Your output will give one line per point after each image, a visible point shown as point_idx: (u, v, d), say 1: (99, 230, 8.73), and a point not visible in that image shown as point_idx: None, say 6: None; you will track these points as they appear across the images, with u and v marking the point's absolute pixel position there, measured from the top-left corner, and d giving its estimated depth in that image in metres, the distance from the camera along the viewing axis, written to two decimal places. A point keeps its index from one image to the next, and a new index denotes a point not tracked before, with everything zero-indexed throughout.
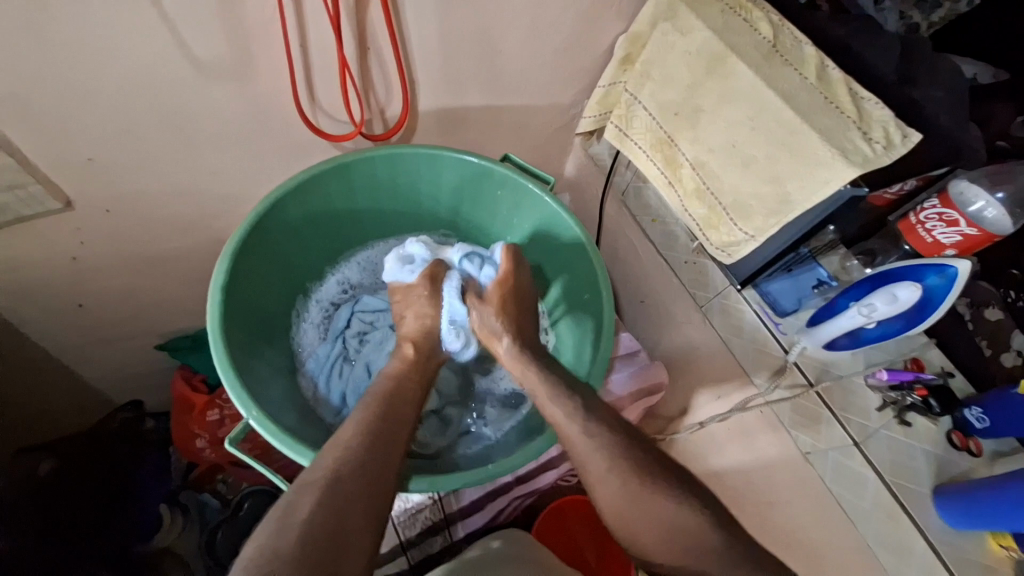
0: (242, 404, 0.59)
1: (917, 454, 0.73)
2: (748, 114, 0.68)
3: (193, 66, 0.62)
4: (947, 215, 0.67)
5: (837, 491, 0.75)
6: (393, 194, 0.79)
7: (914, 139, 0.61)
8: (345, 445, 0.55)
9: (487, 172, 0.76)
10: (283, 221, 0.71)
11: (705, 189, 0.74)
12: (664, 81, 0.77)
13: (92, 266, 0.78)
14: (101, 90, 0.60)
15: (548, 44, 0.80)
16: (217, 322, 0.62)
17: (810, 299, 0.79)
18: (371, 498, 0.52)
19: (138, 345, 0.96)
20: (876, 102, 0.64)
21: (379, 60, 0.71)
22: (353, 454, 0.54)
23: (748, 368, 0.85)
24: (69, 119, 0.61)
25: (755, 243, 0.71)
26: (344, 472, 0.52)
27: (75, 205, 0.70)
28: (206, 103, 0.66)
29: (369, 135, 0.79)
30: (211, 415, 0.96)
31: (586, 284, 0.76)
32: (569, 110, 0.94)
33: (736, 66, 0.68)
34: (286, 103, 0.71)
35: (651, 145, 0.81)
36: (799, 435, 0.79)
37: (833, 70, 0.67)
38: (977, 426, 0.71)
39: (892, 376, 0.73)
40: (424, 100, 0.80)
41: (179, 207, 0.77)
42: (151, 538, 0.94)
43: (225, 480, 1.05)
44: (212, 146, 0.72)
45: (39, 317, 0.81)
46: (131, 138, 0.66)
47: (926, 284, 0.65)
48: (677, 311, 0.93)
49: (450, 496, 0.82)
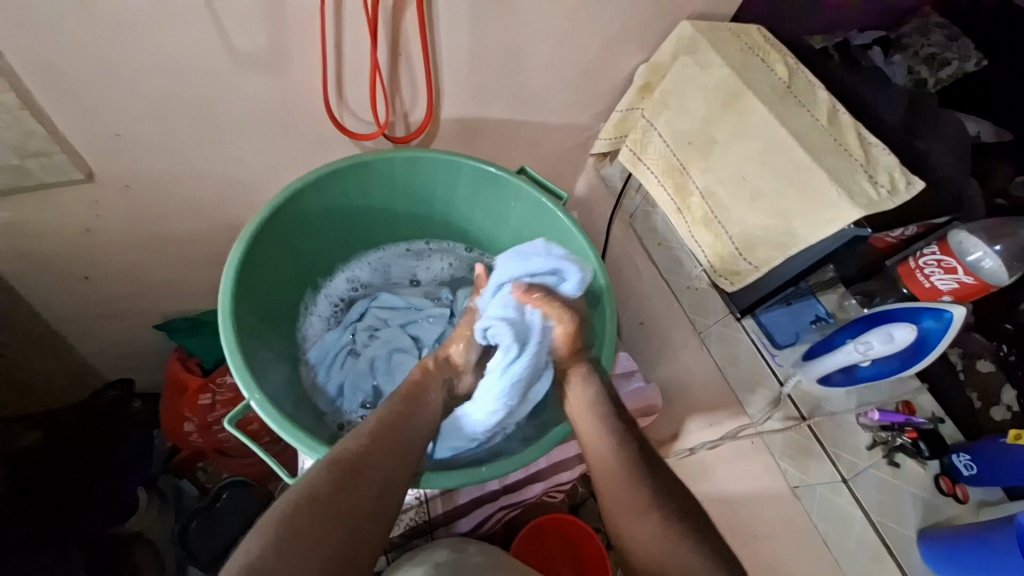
0: (244, 385, 0.60)
1: (905, 496, 0.73)
2: (760, 149, 0.70)
3: (229, 53, 0.64)
4: (946, 262, 0.69)
5: (823, 527, 0.75)
6: (410, 196, 0.81)
7: (917, 187, 0.64)
8: (362, 440, 0.56)
9: (504, 182, 0.78)
10: (302, 210, 0.73)
11: (713, 217, 0.76)
12: (680, 110, 0.79)
13: (105, 239, 0.79)
14: (137, 68, 0.62)
15: (571, 66, 0.83)
16: (229, 304, 0.63)
17: (808, 333, 0.81)
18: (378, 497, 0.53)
19: (138, 323, 0.96)
20: (883, 149, 0.67)
21: (409, 65, 0.74)
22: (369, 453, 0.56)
23: (742, 398, 0.85)
24: (104, 92, 0.63)
25: (759, 273, 0.73)
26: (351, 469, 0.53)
27: (96, 176, 0.71)
28: (237, 90, 0.68)
29: (391, 137, 0.81)
30: (202, 399, 0.95)
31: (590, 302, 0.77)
32: (585, 132, 0.96)
33: (751, 103, 0.71)
34: (314, 98, 0.73)
35: (663, 171, 0.83)
36: (789, 468, 0.79)
37: (844, 115, 0.70)
38: (965, 472, 0.72)
39: (883, 417, 0.74)
40: (446, 109, 0.82)
41: (195, 189, 0.78)
42: (126, 520, 0.94)
43: (205, 469, 1.11)
44: (236, 133, 0.73)
45: (45, 285, 0.81)
46: (159, 117, 0.68)
47: (922, 326, 0.67)
48: (676, 336, 0.94)
49: (436, 500, 0.80)
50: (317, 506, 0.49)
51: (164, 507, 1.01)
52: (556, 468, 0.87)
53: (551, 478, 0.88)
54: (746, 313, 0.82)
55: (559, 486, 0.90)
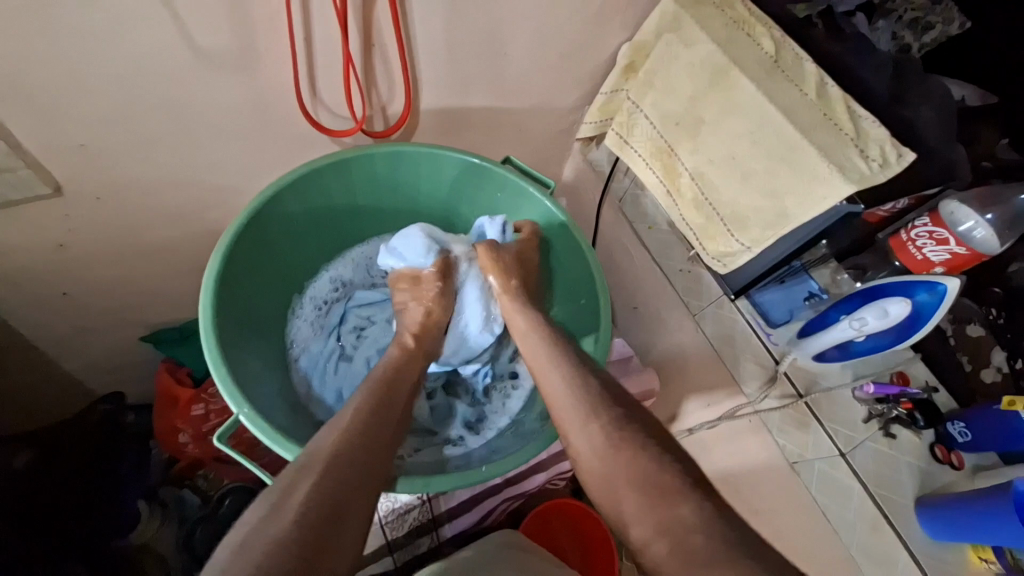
0: (233, 401, 0.58)
1: (901, 466, 0.74)
2: (748, 128, 0.69)
3: (194, 53, 0.61)
4: (937, 234, 0.68)
5: (822, 500, 0.77)
6: (393, 192, 0.79)
7: (907, 160, 0.63)
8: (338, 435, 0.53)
9: (489, 174, 0.76)
10: (281, 213, 0.70)
11: (703, 198, 0.75)
12: (666, 90, 0.77)
13: (79, 253, 0.76)
14: (97, 75, 0.59)
15: (552, 49, 0.81)
16: (210, 317, 0.61)
17: (801, 310, 0.80)
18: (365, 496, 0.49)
19: (123, 336, 0.94)
20: (873, 120, 0.66)
21: (383, 56, 0.71)
22: (347, 450, 0.51)
23: (738, 376, 0.86)
24: (64, 102, 0.60)
25: (751, 254, 0.72)
26: (330, 469, 0.49)
27: (65, 190, 0.68)
28: (206, 92, 0.65)
29: (370, 132, 0.79)
30: (195, 410, 0.94)
31: (584, 291, 0.77)
32: (570, 116, 0.94)
33: (738, 79, 0.69)
34: (286, 95, 0.70)
35: (650, 153, 0.82)
36: (787, 444, 0.80)
37: (833, 88, 0.68)
38: (959, 439, 0.73)
39: (878, 390, 0.75)
40: (426, 100, 0.80)
41: (171, 197, 0.76)
42: (128, 534, 0.92)
43: (206, 475, 1.02)
44: (208, 136, 0.71)
45: (22, 304, 0.79)
46: (126, 124, 0.65)
47: (916, 300, 0.66)
48: (671, 319, 0.94)
49: (438, 499, 0.81)
50: (295, 522, 0.43)
51: (166, 518, 0.98)
52: (558, 458, 0.87)
53: (554, 468, 0.88)
54: (740, 294, 0.82)
55: (562, 475, 0.90)
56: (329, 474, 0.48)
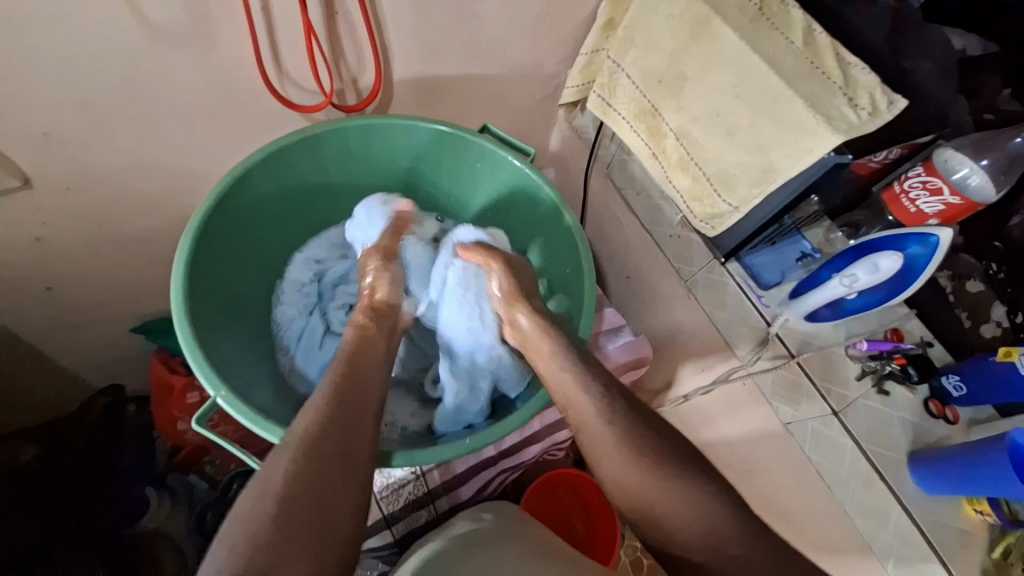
0: (210, 384, 0.58)
1: (894, 422, 0.74)
2: (732, 81, 0.66)
3: (148, 30, 0.58)
4: (931, 183, 0.66)
5: (817, 457, 0.77)
6: (369, 167, 0.77)
7: (899, 106, 0.60)
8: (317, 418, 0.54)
9: (466, 143, 0.74)
10: (250, 192, 0.68)
11: (689, 159, 0.73)
12: (647, 47, 0.74)
13: (59, 247, 0.75)
14: (49, 60, 0.56)
15: (528, 9, 0.77)
16: (182, 304, 0.60)
17: (793, 270, 0.79)
18: (340, 501, 0.49)
19: (114, 329, 0.94)
20: (863, 68, 0.63)
21: (348, 24, 0.67)
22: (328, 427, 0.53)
23: (729, 339, 0.85)
24: (19, 90, 0.58)
25: (738, 214, 0.70)
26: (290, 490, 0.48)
27: (34, 182, 0.67)
28: (166, 71, 0.63)
29: (342, 105, 0.75)
30: (191, 397, 0.94)
31: (568, 261, 0.75)
32: (551, 81, 0.91)
33: (721, 29, 0.65)
34: (251, 71, 0.67)
35: (633, 115, 0.79)
36: (781, 406, 0.79)
37: (820, 34, 0.65)
38: (954, 393, 0.73)
39: (872, 346, 0.74)
40: (399, 70, 0.77)
41: (144, 184, 0.74)
42: (139, 519, 0.91)
43: (211, 462, 1.02)
44: (175, 117, 0.68)
45: (5, 301, 0.78)
46: (87, 110, 0.62)
47: (907, 253, 0.65)
48: (662, 286, 0.93)
49: (433, 472, 0.82)
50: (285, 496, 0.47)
51: (177, 502, 0.96)
52: (551, 429, 0.87)
53: (548, 439, 0.88)
54: (730, 257, 0.80)
55: (558, 445, 0.90)
56: (304, 492, 0.48)
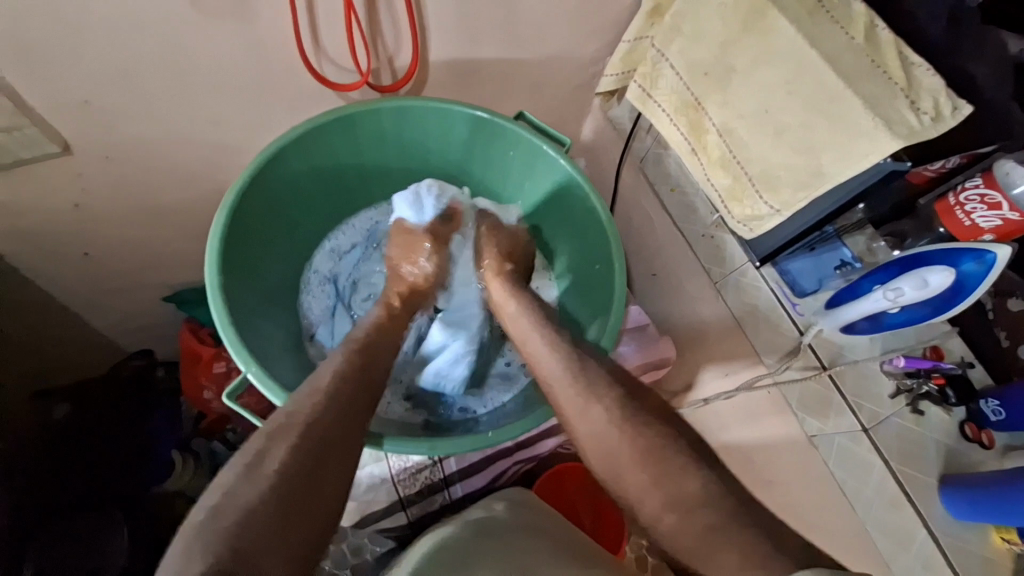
0: (242, 360, 0.59)
1: (926, 444, 0.71)
2: (784, 76, 0.63)
3: (189, 1, 0.57)
4: (989, 197, 0.61)
5: (842, 474, 0.75)
6: (401, 151, 0.76)
7: (964, 112, 0.57)
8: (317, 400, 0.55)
9: (500, 130, 0.72)
10: (285, 173, 0.68)
11: (731, 157, 0.70)
12: (695, 36, 0.71)
13: (95, 214, 0.77)
14: (92, 27, 0.56)
15: None
16: (216, 279, 0.61)
17: (831, 279, 0.76)
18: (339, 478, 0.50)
19: (145, 296, 0.96)
20: (927, 69, 0.59)
21: (388, 2, 0.66)
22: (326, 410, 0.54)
23: (758, 345, 0.83)
24: (61, 56, 0.58)
25: (780, 218, 0.67)
26: (261, 478, 0.47)
27: (73, 149, 0.68)
28: (204, 43, 0.62)
29: (377, 86, 0.75)
30: (217, 367, 0.97)
31: (597, 256, 0.74)
32: (590, 68, 0.88)
33: (777, 22, 0.62)
34: (288, 46, 0.66)
35: (674, 108, 0.76)
36: (807, 417, 0.77)
37: (884, 30, 0.61)
38: (991, 418, 0.69)
39: (909, 363, 0.71)
40: (435, 51, 0.75)
41: (179, 156, 0.74)
42: (165, 481, 0.95)
43: (234, 429, 1.06)
44: (212, 91, 0.68)
45: (44, 264, 0.80)
46: (127, 80, 0.63)
47: (961, 270, 0.61)
48: (689, 286, 0.90)
49: (449, 459, 0.83)
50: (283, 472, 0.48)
51: (200, 466, 1.00)
52: None
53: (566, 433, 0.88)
54: (766, 262, 0.77)
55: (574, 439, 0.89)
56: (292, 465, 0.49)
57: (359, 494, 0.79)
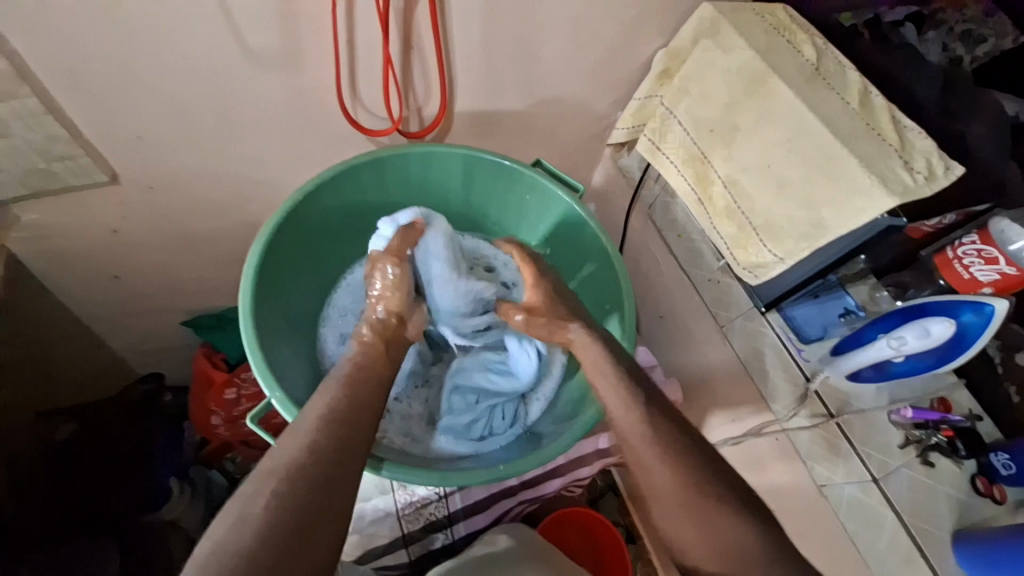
0: (265, 384, 0.61)
1: (939, 497, 0.70)
2: (787, 135, 0.68)
3: (244, 53, 0.64)
4: (986, 253, 0.64)
5: (852, 526, 0.74)
6: (426, 191, 0.81)
7: (956, 172, 0.61)
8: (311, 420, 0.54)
9: (521, 175, 0.77)
10: (316, 207, 0.73)
11: (736, 207, 0.74)
12: (701, 97, 0.77)
13: (130, 239, 0.81)
14: (154, 72, 0.63)
15: (587, 53, 0.81)
16: (247, 306, 0.64)
17: (836, 326, 0.77)
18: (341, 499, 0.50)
19: (165, 320, 0.98)
20: (918, 131, 0.64)
21: (420, 59, 0.73)
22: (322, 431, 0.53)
23: (766, 393, 0.83)
24: (124, 96, 0.64)
25: (784, 266, 0.69)
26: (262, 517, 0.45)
27: (120, 178, 0.73)
28: (251, 89, 0.68)
29: (405, 132, 0.81)
30: (229, 393, 0.97)
31: (607, 296, 0.77)
32: (602, 121, 0.94)
33: (777, 87, 0.68)
34: (327, 95, 0.72)
35: (682, 160, 0.80)
36: (815, 466, 0.77)
37: (876, 97, 0.67)
38: (1002, 472, 0.69)
39: (917, 414, 0.71)
40: (460, 101, 0.81)
41: (215, 189, 0.79)
42: (160, 508, 0.92)
43: (234, 459, 1.06)
44: (252, 131, 0.74)
45: (76, 284, 0.84)
46: (177, 118, 0.68)
47: (960, 321, 0.64)
48: (696, 329, 0.92)
49: (455, 495, 0.82)
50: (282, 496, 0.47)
51: (196, 496, 0.99)
52: (574, 464, 0.86)
53: (570, 474, 0.87)
54: (771, 308, 0.79)
55: (578, 482, 0.89)
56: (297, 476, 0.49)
57: (363, 528, 0.79)
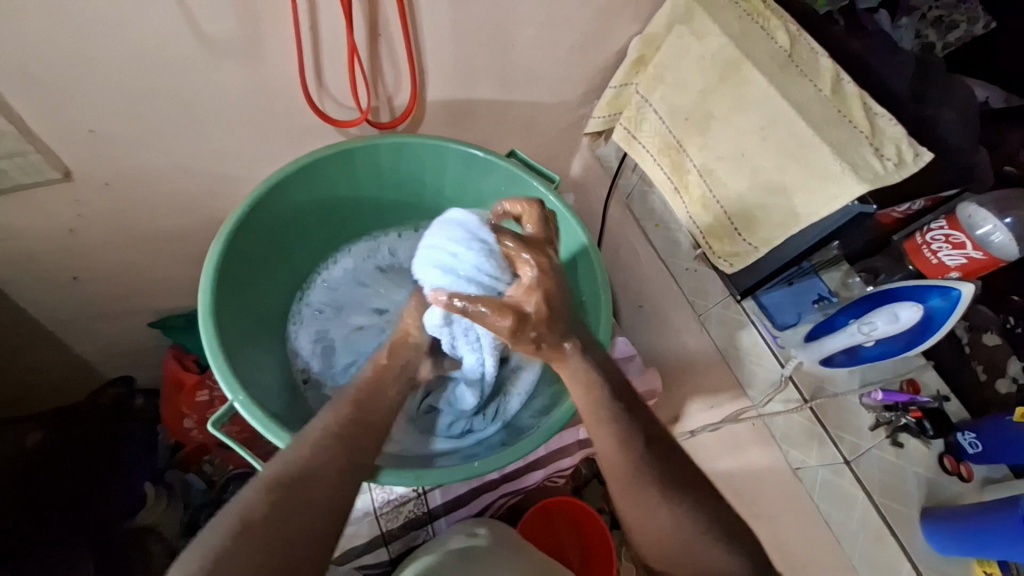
0: (229, 387, 0.59)
1: (908, 476, 0.72)
2: (760, 123, 0.67)
3: (201, 42, 0.61)
4: (954, 237, 0.66)
5: (826, 508, 0.75)
6: (398, 184, 0.79)
7: (924, 159, 0.61)
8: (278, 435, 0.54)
9: (496, 167, 0.75)
10: (283, 202, 0.70)
11: (711, 196, 0.74)
12: (676, 85, 0.76)
13: (90, 239, 0.77)
14: (104, 63, 0.59)
15: (562, 41, 0.79)
16: (208, 306, 0.62)
17: (810, 313, 0.78)
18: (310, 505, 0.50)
19: (132, 321, 0.95)
20: (890, 119, 0.64)
21: (389, 47, 0.70)
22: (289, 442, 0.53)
23: (743, 380, 0.84)
24: (72, 90, 0.60)
25: (759, 254, 0.70)
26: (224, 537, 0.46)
27: (74, 175, 0.69)
28: (211, 81, 0.65)
29: (376, 123, 0.78)
30: (201, 396, 0.95)
31: (583, 288, 0.76)
32: (579, 110, 0.93)
33: (750, 74, 0.68)
34: (292, 85, 0.70)
35: (658, 149, 0.80)
36: (790, 450, 0.78)
37: (848, 84, 0.67)
38: (969, 450, 0.71)
39: (887, 397, 0.73)
40: (433, 91, 0.79)
41: (178, 184, 0.76)
42: (136, 514, 0.91)
43: (211, 461, 1.02)
44: (215, 124, 0.71)
45: (33, 287, 0.80)
46: (133, 112, 0.65)
47: (928, 305, 0.65)
48: (675, 318, 0.92)
49: (434, 492, 0.81)
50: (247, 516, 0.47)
51: (172, 500, 0.97)
52: (556, 456, 0.86)
53: (552, 465, 0.87)
54: (747, 296, 0.79)
55: (561, 472, 0.90)
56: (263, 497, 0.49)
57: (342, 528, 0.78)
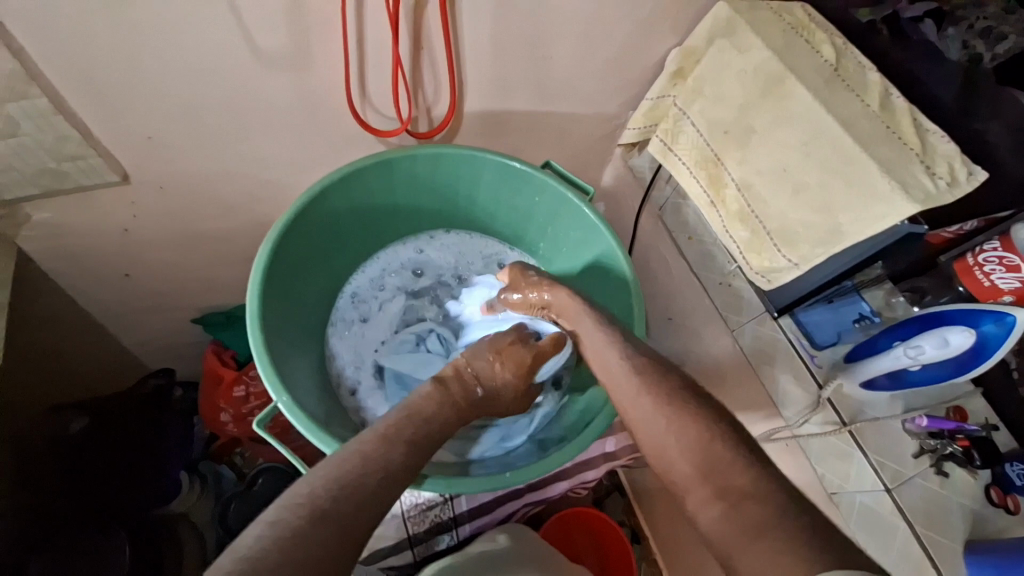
0: (273, 388, 0.61)
1: (952, 507, 0.69)
2: (804, 138, 0.66)
3: (254, 53, 0.63)
4: (1008, 260, 0.62)
5: (863, 535, 0.72)
6: (436, 193, 0.80)
7: (979, 177, 0.59)
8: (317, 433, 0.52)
9: (532, 178, 0.76)
10: (328, 209, 0.73)
11: (750, 211, 0.72)
12: (716, 97, 0.75)
13: (140, 238, 0.81)
14: (163, 74, 0.62)
15: (600, 52, 0.80)
16: (255, 308, 0.64)
17: (851, 333, 0.76)
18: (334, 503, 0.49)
19: (175, 318, 0.99)
20: (941, 135, 0.62)
21: (431, 59, 0.72)
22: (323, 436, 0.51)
23: (778, 400, 0.81)
24: (134, 98, 0.64)
25: (798, 272, 0.68)
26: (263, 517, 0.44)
27: (131, 178, 0.73)
28: (261, 91, 0.68)
29: (414, 132, 0.80)
30: (237, 391, 0.97)
31: (616, 299, 0.75)
32: (613, 121, 0.92)
33: (795, 88, 0.67)
34: (336, 95, 0.72)
35: (695, 161, 0.79)
36: (826, 473, 0.76)
37: (898, 98, 0.65)
38: (1017, 482, 0.66)
39: (932, 423, 0.70)
40: (470, 102, 0.80)
41: (224, 188, 0.79)
42: (170, 502, 0.95)
43: (242, 453, 1.03)
44: (262, 132, 0.73)
45: (88, 282, 0.85)
46: (187, 118, 0.68)
47: (981, 331, 0.62)
48: (707, 333, 0.90)
49: (460, 498, 0.82)
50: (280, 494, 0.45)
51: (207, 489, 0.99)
52: (580, 468, 0.86)
53: (577, 477, 0.87)
54: (784, 313, 0.77)
55: (585, 484, 0.89)
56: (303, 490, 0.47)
57: (370, 530, 0.79)
